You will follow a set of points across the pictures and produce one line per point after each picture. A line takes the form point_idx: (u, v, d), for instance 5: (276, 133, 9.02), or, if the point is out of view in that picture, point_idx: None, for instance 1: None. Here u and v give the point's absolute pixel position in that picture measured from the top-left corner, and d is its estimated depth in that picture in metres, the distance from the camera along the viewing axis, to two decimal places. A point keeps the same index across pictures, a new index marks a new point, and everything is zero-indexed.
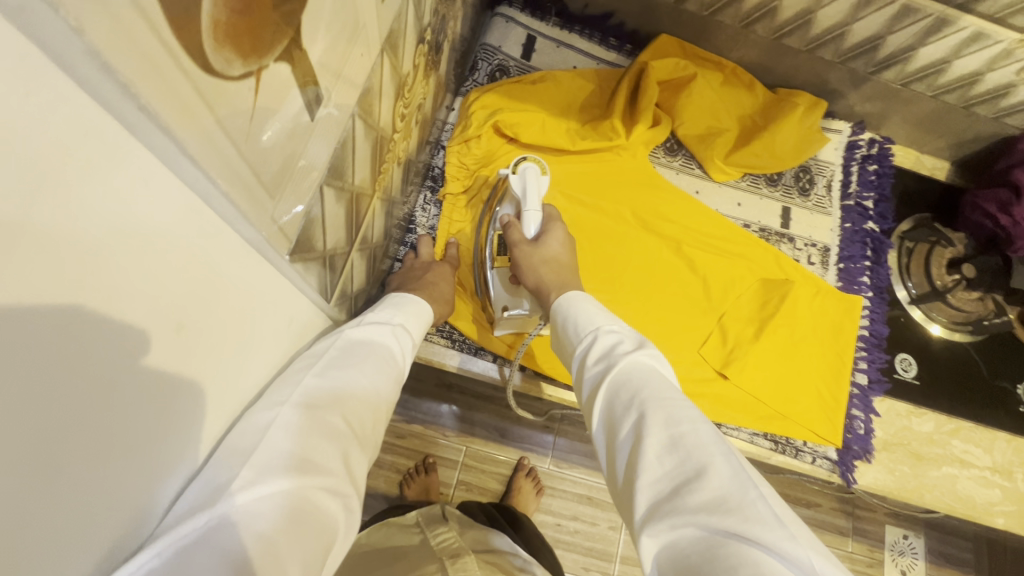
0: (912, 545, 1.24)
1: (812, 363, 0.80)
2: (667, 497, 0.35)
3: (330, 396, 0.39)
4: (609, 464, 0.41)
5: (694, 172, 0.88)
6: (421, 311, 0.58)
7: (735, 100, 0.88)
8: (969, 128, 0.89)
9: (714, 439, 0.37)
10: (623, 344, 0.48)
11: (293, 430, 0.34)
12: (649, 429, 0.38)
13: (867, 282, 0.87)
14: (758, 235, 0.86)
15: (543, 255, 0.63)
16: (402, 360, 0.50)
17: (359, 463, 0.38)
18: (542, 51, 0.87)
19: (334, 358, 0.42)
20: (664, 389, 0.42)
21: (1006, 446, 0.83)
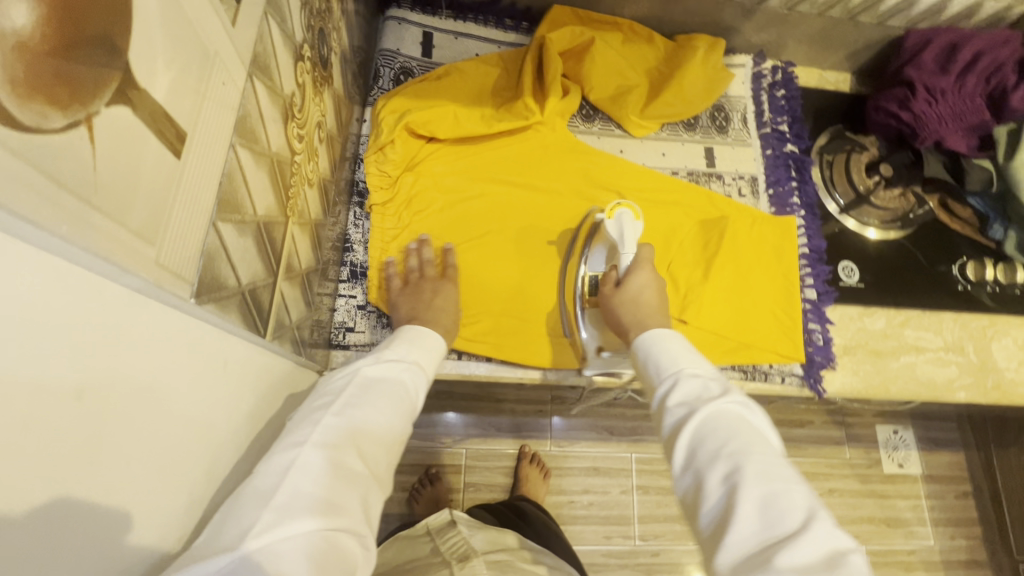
0: (904, 438, 1.31)
1: (766, 288, 0.83)
2: (757, 554, 0.36)
3: (349, 435, 0.40)
4: (693, 518, 0.42)
5: (613, 133, 0.89)
6: (434, 345, 0.57)
7: (637, 57, 0.91)
8: (859, 37, 0.93)
9: (804, 500, 0.39)
10: (708, 390, 0.48)
11: (317, 473, 0.36)
12: (745, 484, 0.40)
13: (797, 202, 0.90)
14: (688, 179, 0.88)
15: (623, 297, 0.65)
16: (418, 396, 0.50)
17: (376, 504, 0.39)
18: (441, 46, 0.87)
19: (353, 399, 0.43)
20: (753, 440, 0.43)
21: (954, 325, 0.89)
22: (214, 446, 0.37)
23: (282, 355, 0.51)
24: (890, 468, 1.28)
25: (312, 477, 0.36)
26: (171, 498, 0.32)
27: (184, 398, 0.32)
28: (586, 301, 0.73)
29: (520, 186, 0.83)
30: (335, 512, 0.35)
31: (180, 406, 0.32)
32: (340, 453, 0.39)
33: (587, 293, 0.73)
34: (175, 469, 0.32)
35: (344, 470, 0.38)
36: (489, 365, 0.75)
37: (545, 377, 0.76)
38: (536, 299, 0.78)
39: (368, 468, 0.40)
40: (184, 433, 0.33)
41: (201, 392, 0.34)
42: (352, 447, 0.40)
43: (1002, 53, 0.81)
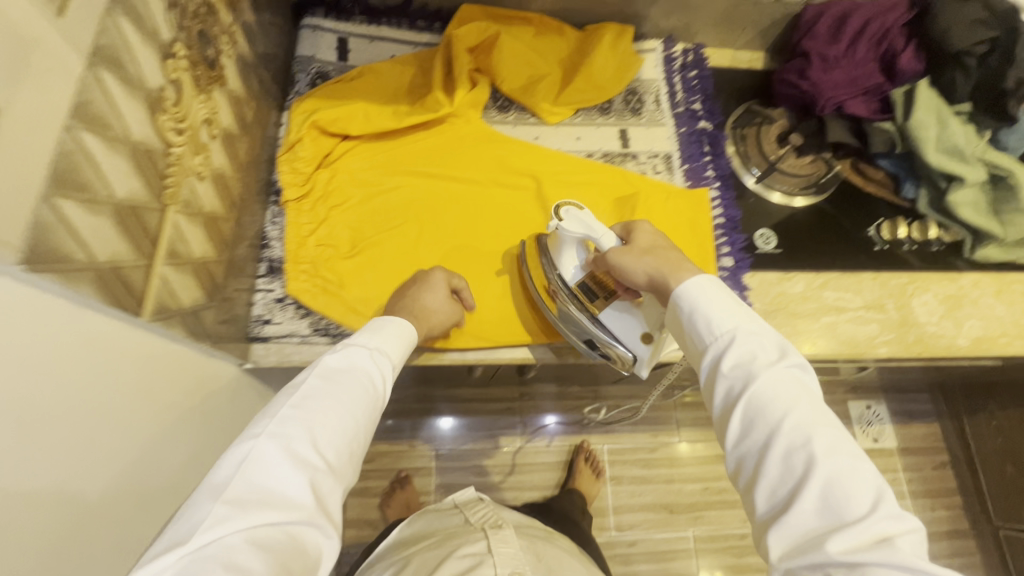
0: (878, 414, 1.50)
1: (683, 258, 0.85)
2: (813, 534, 0.42)
3: (303, 427, 0.45)
4: (749, 479, 0.47)
5: (528, 121, 0.91)
6: (403, 332, 0.60)
7: (548, 48, 0.94)
8: (761, 16, 0.97)
9: (862, 475, 0.43)
10: (763, 357, 0.50)
11: (272, 468, 0.42)
12: (812, 463, 0.44)
13: (712, 174, 0.92)
14: (603, 160, 0.91)
15: (632, 255, 0.64)
16: (383, 383, 0.54)
17: (334, 487, 0.45)
18: (357, 50, 0.91)
19: (316, 394, 0.48)
20: (814, 414, 0.46)
21: (874, 284, 0.91)
22: (74, 421, 0.39)
23: (172, 338, 0.54)
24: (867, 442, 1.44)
25: (268, 480, 0.42)
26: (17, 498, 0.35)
27: (13, 386, 0.34)
28: (595, 306, 0.71)
29: (437, 176, 0.85)
30: (290, 506, 0.41)
31: (17, 378, 0.34)
32: (296, 447, 0.44)
33: (590, 297, 0.72)
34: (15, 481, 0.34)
35: (303, 463, 0.43)
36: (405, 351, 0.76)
37: (466, 358, 0.78)
38: None
39: (332, 463, 0.45)
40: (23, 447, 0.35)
41: (49, 406, 0.37)
42: (311, 441, 0.45)
43: (888, 18, 0.84)
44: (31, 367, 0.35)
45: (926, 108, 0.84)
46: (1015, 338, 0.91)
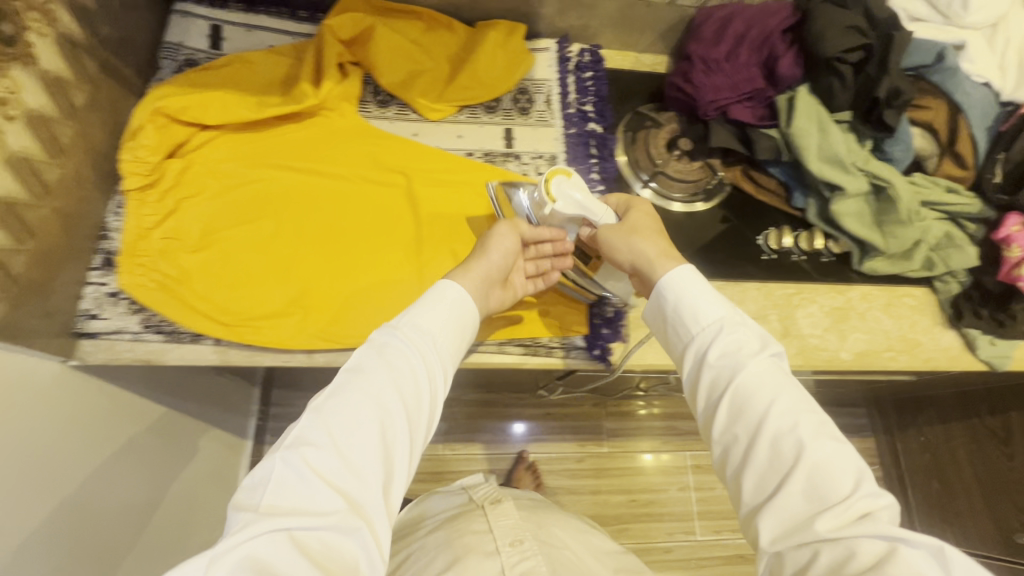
0: None
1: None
2: (799, 513, 0.49)
3: (324, 430, 0.50)
4: (736, 467, 0.55)
5: (409, 117, 0.88)
6: (449, 301, 0.63)
7: (435, 43, 0.92)
8: (657, 18, 0.95)
9: (844, 458, 0.51)
10: (746, 352, 0.59)
11: (303, 472, 0.47)
12: (800, 452, 0.51)
13: (597, 177, 0.90)
14: (482, 160, 0.88)
15: (624, 233, 0.73)
16: (432, 367, 0.58)
17: (375, 471, 0.50)
18: (231, 38, 0.87)
19: (342, 399, 0.53)
20: (797, 404, 0.54)
21: (758, 294, 0.89)
22: None
23: None
24: None
25: (287, 492, 0.47)
26: None
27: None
28: (590, 267, 0.80)
29: (302, 170, 0.82)
30: (321, 513, 0.46)
31: None
32: (314, 454, 0.48)
33: (584, 260, 0.80)
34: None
35: (324, 471, 0.48)
36: (245, 351, 0.72)
37: (313, 360, 0.74)
38: (315, 280, 0.76)
39: (364, 466, 0.49)
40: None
41: None
42: (332, 448, 0.49)
43: (770, 23, 0.83)
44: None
45: (806, 115, 0.82)
46: (899, 352, 0.89)
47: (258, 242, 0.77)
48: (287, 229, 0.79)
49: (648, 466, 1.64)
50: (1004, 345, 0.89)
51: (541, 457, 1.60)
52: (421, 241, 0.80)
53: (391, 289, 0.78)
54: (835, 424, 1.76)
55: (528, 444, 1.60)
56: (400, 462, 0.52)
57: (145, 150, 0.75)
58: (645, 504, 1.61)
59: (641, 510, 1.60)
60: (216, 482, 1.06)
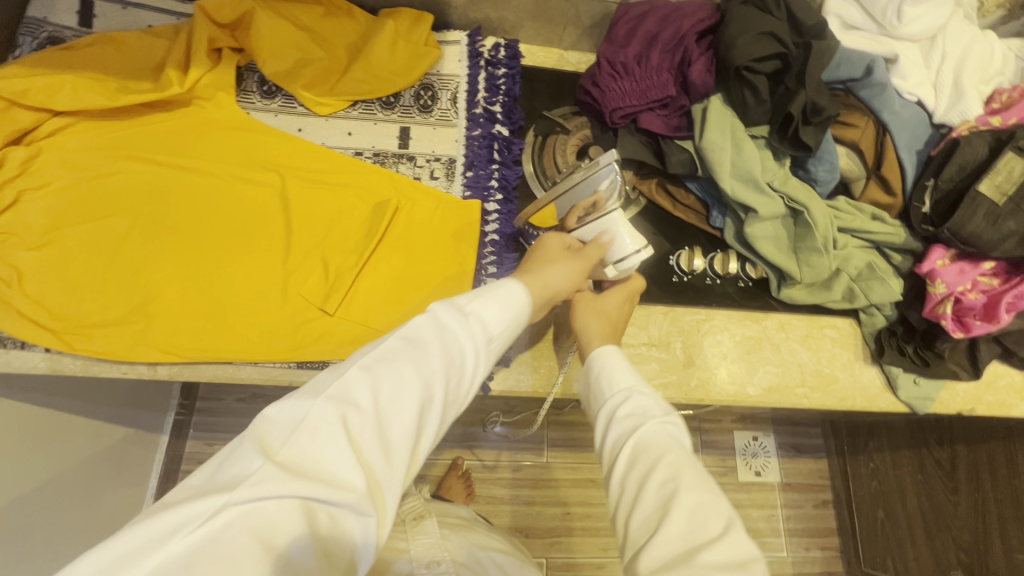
0: (763, 444, 1.67)
1: (434, 276, 0.75)
2: (680, 551, 0.42)
3: (367, 391, 0.39)
4: (626, 525, 0.48)
5: (294, 110, 0.82)
6: (513, 299, 0.51)
7: (330, 30, 0.84)
8: (576, 12, 0.88)
9: (725, 512, 0.45)
10: (652, 409, 0.56)
11: (322, 435, 0.36)
12: (681, 491, 0.46)
13: (497, 184, 0.83)
14: (372, 160, 0.81)
15: (599, 306, 0.72)
16: (484, 360, 0.47)
17: (396, 463, 0.38)
18: (103, 15, 0.80)
19: (394, 360, 0.42)
20: (688, 457, 0.50)
21: (663, 319, 0.82)
22: None
23: None
24: (746, 473, 1.64)
25: (314, 450, 0.36)
26: None
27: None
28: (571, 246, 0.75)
29: (167, 165, 0.76)
30: (339, 488, 0.35)
31: None
32: (353, 418, 0.38)
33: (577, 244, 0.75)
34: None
35: (358, 442, 0.37)
36: (83, 361, 0.67)
37: (156, 373, 0.68)
38: (165, 284, 0.70)
39: (394, 447, 0.39)
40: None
41: None
42: (372, 417, 0.38)
43: (685, 23, 0.76)
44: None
45: (718, 128, 0.75)
46: (812, 389, 0.83)
47: (191, 226, 0.73)
48: (226, 213, 0.74)
49: (586, 480, 1.58)
50: (928, 386, 0.82)
51: (474, 464, 1.55)
52: (290, 249, 0.74)
53: (250, 299, 0.71)
54: (787, 442, 1.69)
55: (461, 451, 1.55)
56: (424, 454, 0.41)
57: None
58: (580, 518, 1.55)
59: (578, 524, 1.55)
60: (126, 482, 1.01)
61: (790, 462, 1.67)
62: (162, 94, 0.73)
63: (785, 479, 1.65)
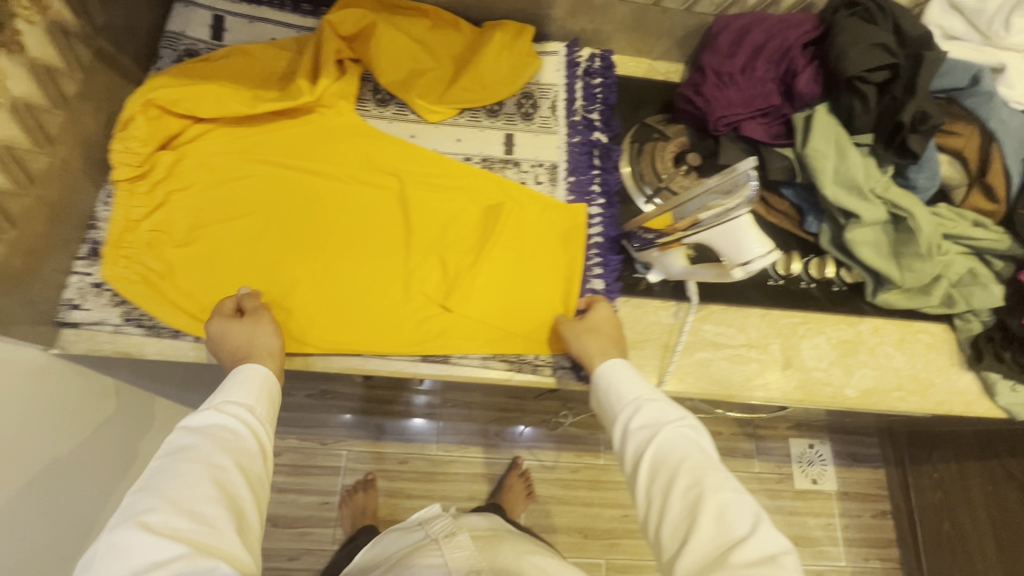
0: (819, 452, 1.67)
1: (546, 276, 0.79)
2: (713, 551, 0.51)
3: (157, 496, 0.49)
4: (655, 530, 0.56)
5: (407, 117, 0.86)
6: (258, 380, 0.62)
7: (439, 42, 0.89)
8: (672, 24, 0.91)
9: (746, 504, 0.55)
10: (666, 413, 0.63)
11: (128, 543, 0.45)
12: (707, 495, 0.55)
13: (598, 189, 0.86)
14: (480, 165, 0.85)
15: (587, 325, 0.73)
16: (261, 435, 0.58)
17: (228, 527, 0.49)
18: (233, 29, 0.86)
19: (162, 471, 0.51)
20: (706, 461, 0.58)
21: (761, 321, 0.84)
22: None
23: None
24: (802, 481, 1.64)
25: (132, 551, 0.45)
26: None
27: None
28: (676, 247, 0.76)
29: (293, 168, 0.81)
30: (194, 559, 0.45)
31: None
32: (150, 519, 0.47)
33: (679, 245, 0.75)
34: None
35: (164, 529, 0.47)
36: None
37: (292, 364, 0.72)
38: (296, 281, 0.75)
39: (210, 515, 0.49)
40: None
41: None
42: (168, 508, 0.48)
43: (790, 34, 0.79)
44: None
45: (824, 136, 0.77)
46: (909, 393, 0.84)
47: (318, 226, 0.78)
48: (350, 214, 0.79)
49: None
50: None
51: (534, 464, 1.58)
52: (409, 249, 0.78)
53: (374, 295, 0.75)
54: (843, 451, 1.69)
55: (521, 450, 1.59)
56: (252, 511, 0.52)
57: (136, 142, 0.74)
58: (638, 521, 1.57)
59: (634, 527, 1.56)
60: None
61: (847, 471, 1.67)
62: (293, 101, 0.78)
63: (842, 488, 1.65)
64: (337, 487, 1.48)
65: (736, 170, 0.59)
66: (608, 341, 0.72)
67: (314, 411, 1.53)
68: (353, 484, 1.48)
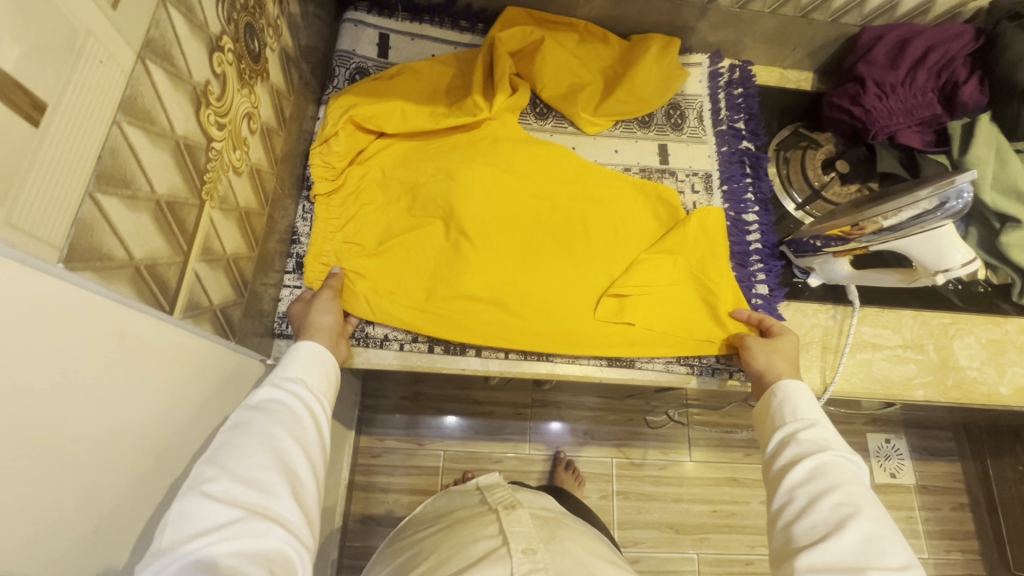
0: (895, 446, 1.57)
1: (723, 278, 0.80)
2: (847, 562, 0.48)
3: (217, 462, 0.48)
4: (785, 531, 0.54)
5: (566, 130, 0.91)
6: (318, 359, 0.62)
7: (592, 55, 0.92)
8: (815, 35, 0.93)
9: (902, 549, 0.49)
10: (838, 441, 0.58)
11: (197, 508, 0.44)
12: (858, 518, 0.50)
13: (752, 197, 0.89)
14: (640, 176, 0.89)
15: (774, 347, 0.73)
16: (316, 411, 0.57)
17: (283, 499, 0.47)
18: (397, 47, 0.89)
19: (228, 444, 0.50)
20: (869, 497, 0.53)
21: (914, 322, 0.87)
22: (117, 445, 0.41)
23: (207, 339, 0.54)
24: (883, 476, 1.54)
25: (193, 517, 0.43)
26: (101, 489, 0.39)
27: (41, 382, 0.33)
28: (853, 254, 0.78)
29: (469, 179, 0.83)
30: (259, 528, 0.44)
31: (90, 383, 0.37)
32: (211, 488, 0.45)
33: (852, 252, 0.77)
34: (54, 475, 0.35)
35: (223, 497, 0.45)
36: (432, 356, 0.77)
37: (488, 368, 0.78)
38: (480, 288, 0.77)
39: (268, 483, 0.48)
40: (63, 422, 0.35)
41: (169, 402, 0.47)
42: (227, 476, 0.46)
43: (953, 47, 0.83)
44: (65, 353, 0.35)
45: (986, 143, 0.80)
46: None
47: (497, 236, 0.81)
48: (525, 225, 0.82)
49: (728, 478, 1.47)
50: None
51: (620, 461, 1.44)
52: (582, 258, 0.81)
53: (553, 303, 0.78)
54: (918, 445, 1.58)
55: (597, 448, 1.45)
56: (306, 485, 0.51)
57: (335, 157, 0.79)
58: (726, 516, 1.44)
59: (722, 521, 1.44)
60: None
61: (924, 465, 1.57)
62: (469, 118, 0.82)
63: (920, 482, 1.55)
64: (405, 486, 1.34)
65: (954, 183, 0.63)
66: (789, 362, 0.71)
67: (377, 411, 1.39)
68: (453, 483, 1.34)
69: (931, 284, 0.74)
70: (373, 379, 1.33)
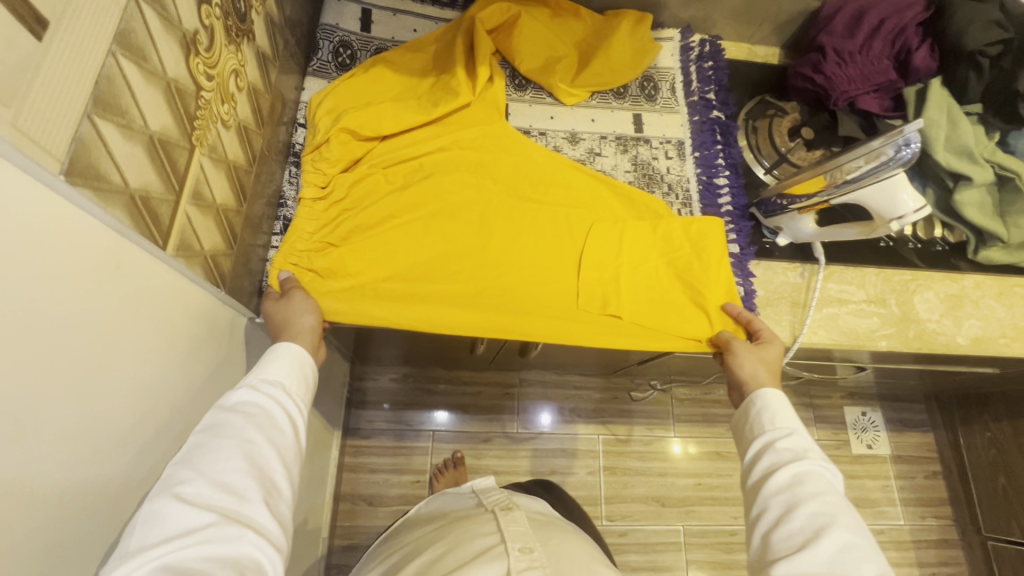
0: (872, 419, 1.62)
1: (710, 277, 0.82)
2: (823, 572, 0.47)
3: (190, 465, 0.46)
4: (762, 543, 0.53)
5: (544, 101, 0.94)
6: (297, 361, 0.59)
7: (566, 30, 0.96)
8: (779, 10, 0.98)
9: (875, 558, 0.49)
10: (814, 450, 0.59)
11: (167, 512, 0.42)
12: (834, 528, 0.50)
13: (723, 163, 0.93)
14: (615, 144, 0.93)
15: (762, 356, 0.73)
16: (296, 416, 0.55)
17: (257, 507, 0.46)
18: (380, 21, 0.92)
19: (201, 444, 0.48)
20: (844, 507, 0.53)
21: (877, 279, 0.92)
22: (115, 363, 0.43)
23: (197, 282, 0.56)
24: (859, 448, 1.59)
25: (162, 520, 0.42)
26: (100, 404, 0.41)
27: (47, 275, 0.35)
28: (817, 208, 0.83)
29: (455, 175, 0.85)
30: (230, 535, 0.43)
31: (88, 292, 0.39)
32: (183, 490, 0.44)
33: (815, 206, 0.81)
34: (55, 374, 0.37)
35: (196, 499, 0.44)
36: None
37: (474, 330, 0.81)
38: (468, 282, 0.79)
39: (242, 488, 0.46)
40: (66, 321, 0.37)
41: (164, 330, 0.50)
42: (201, 480, 0.45)
43: (905, 16, 0.88)
44: (64, 261, 0.37)
45: (938, 106, 0.85)
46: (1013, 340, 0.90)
47: (484, 225, 0.83)
48: (512, 216, 0.84)
49: (712, 452, 1.51)
50: None
51: (606, 437, 1.48)
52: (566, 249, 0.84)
53: (540, 293, 0.80)
54: (893, 417, 1.64)
55: (583, 425, 1.48)
56: (281, 492, 0.49)
57: (326, 163, 0.82)
58: (709, 488, 1.48)
59: (707, 494, 1.47)
60: None
61: (898, 437, 1.62)
62: (451, 103, 0.84)
63: (895, 452, 1.60)
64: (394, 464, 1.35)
65: (903, 132, 0.67)
66: (772, 371, 0.71)
67: (366, 393, 1.40)
68: (442, 461, 1.36)
69: (888, 234, 0.78)
70: (361, 360, 1.34)
